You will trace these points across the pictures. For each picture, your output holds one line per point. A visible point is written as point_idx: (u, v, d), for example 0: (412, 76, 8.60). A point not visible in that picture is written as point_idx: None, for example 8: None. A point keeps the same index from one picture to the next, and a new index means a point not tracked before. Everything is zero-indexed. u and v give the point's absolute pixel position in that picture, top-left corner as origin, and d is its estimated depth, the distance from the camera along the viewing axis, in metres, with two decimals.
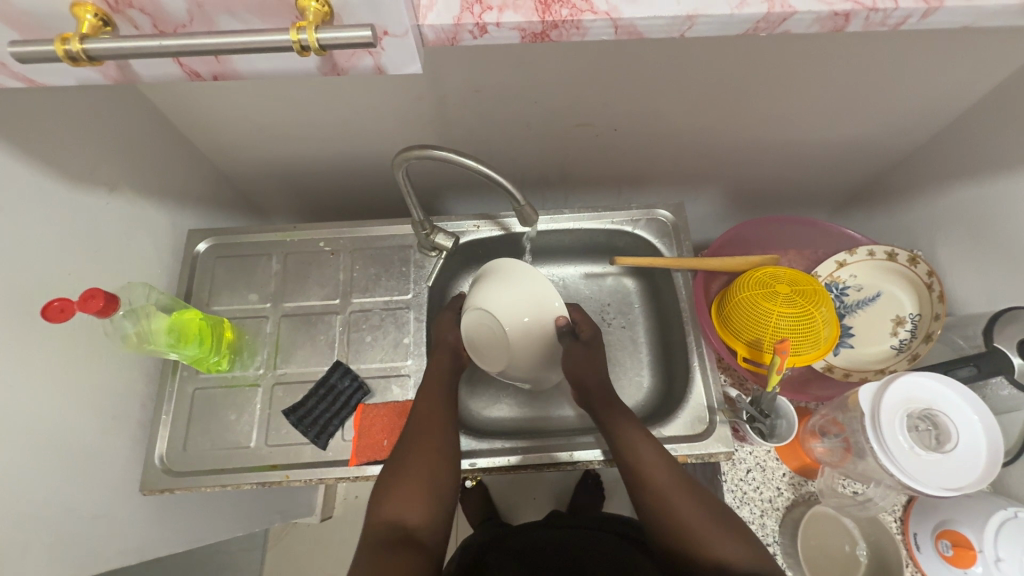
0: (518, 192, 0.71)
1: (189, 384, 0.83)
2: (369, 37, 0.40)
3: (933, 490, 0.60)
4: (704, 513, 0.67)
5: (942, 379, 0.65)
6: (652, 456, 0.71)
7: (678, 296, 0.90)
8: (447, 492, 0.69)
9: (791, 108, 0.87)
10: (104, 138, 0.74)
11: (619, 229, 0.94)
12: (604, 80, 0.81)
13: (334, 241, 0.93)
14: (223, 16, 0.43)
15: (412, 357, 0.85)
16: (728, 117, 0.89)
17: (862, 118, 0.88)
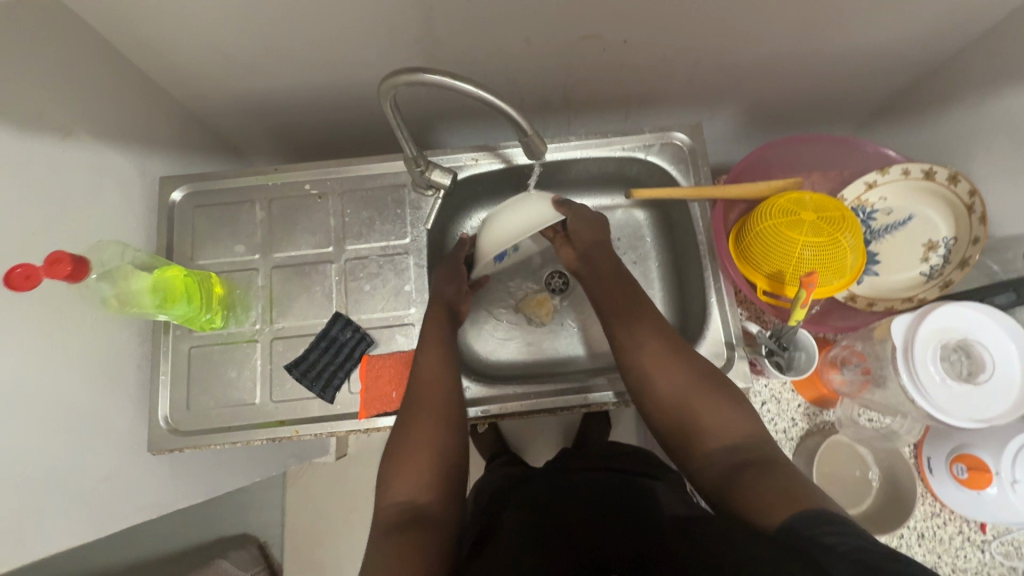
0: (525, 122, 0.63)
1: (184, 343, 0.79)
2: None
3: (961, 421, 0.59)
4: (705, 389, 0.66)
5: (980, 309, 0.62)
6: (635, 330, 0.72)
7: (695, 228, 0.85)
8: (454, 465, 0.67)
9: (829, 6, 0.76)
10: (45, 74, 0.64)
11: (631, 157, 0.86)
12: None
13: (319, 183, 0.85)
14: None
15: (415, 305, 0.81)
16: (755, 20, 0.78)
17: (908, 15, 0.78)
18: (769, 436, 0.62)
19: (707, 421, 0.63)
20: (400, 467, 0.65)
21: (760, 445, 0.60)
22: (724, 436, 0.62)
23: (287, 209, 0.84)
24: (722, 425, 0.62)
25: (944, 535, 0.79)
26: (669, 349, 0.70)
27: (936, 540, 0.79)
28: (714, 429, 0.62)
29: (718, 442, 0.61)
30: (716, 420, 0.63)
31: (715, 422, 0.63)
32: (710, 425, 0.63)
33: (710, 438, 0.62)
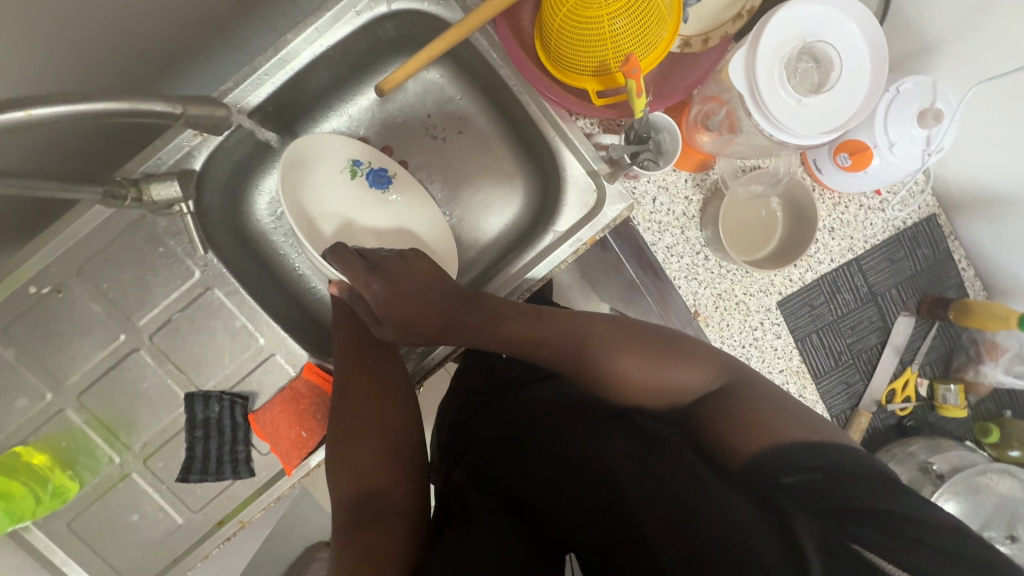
0: (162, 105, 0.50)
1: (57, 528, 0.65)
2: None
3: (818, 138, 0.52)
4: (652, 354, 0.58)
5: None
6: (554, 334, 0.62)
7: (490, 61, 0.70)
8: (410, 428, 0.63)
9: None
10: None
11: (376, 18, 0.66)
12: None
13: (42, 275, 0.62)
14: None
15: (262, 333, 0.67)
16: None
17: None
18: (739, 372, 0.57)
19: (671, 382, 0.56)
20: (348, 455, 0.60)
21: (725, 379, 0.56)
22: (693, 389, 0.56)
23: (34, 327, 0.63)
24: (689, 386, 0.56)
25: (847, 217, 0.82)
26: (590, 330, 0.61)
27: (844, 225, 0.82)
28: (675, 390, 0.56)
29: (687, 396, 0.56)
30: (679, 379, 0.56)
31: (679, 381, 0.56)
32: (674, 384, 0.56)
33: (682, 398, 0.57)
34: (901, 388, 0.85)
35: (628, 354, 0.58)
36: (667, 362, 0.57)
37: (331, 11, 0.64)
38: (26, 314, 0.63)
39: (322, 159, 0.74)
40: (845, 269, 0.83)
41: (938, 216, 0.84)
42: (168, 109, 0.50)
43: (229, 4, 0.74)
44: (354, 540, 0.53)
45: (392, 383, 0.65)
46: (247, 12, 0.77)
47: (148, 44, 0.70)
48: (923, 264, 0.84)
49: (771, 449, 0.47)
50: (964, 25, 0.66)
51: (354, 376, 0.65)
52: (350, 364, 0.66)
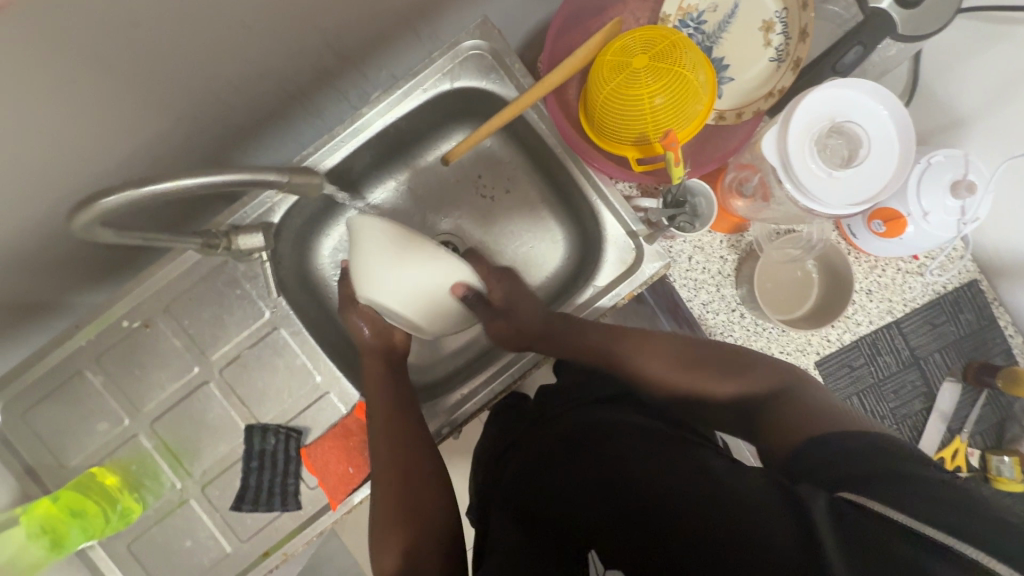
0: (272, 171, 0.56)
1: (119, 548, 0.70)
2: None
3: (844, 208, 0.56)
4: (694, 365, 0.61)
5: (843, 83, 0.57)
6: (596, 336, 0.68)
7: (540, 132, 0.77)
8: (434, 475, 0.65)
9: None
10: None
11: (438, 93, 0.74)
12: None
13: (136, 310, 0.70)
14: None
15: (318, 371, 0.72)
16: None
17: None
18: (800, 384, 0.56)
19: (717, 394, 0.59)
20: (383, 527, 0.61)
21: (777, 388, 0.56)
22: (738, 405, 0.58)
23: (122, 357, 0.70)
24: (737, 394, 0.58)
25: (885, 280, 0.83)
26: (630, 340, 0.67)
27: (882, 287, 0.83)
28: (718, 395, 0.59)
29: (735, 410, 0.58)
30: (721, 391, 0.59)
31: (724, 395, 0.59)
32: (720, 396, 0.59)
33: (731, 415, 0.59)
34: (950, 458, 0.82)
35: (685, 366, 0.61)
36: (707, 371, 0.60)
37: (402, 89, 0.73)
38: (118, 344, 0.70)
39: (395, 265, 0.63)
40: (884, 331, 0.83)
41: (980, 282, 0.83)
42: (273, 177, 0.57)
43: (310, 79, 0.85)
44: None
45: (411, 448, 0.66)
46: (324, 85, 0.88)
47: (241, 113, 0.81)
48: (967, 328, 0.83)
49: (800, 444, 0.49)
50: (992, 103, 0.70)
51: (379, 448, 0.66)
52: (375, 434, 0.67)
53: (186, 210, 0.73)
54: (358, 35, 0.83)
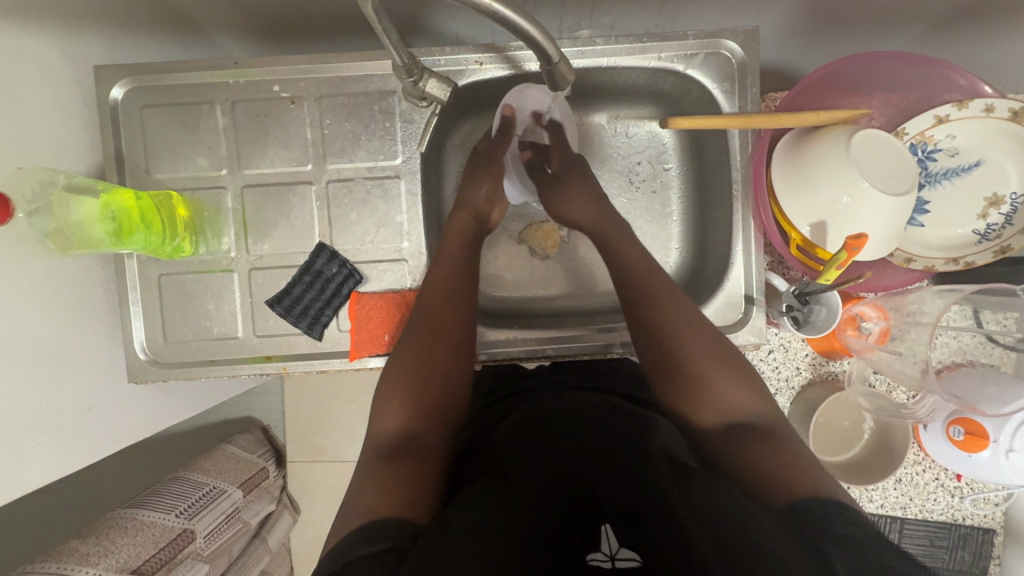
0: (553, 47, 0.49)
1: (150, 270, 0.71)
2: None
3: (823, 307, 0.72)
4: (715, 354, 0.61)
5: (859, 139, 0.64)
6: (669, 317, 0.64)
7: (730, 154, 0.74)
8: (419, 384, 0.62)
9: None
10: None
11: (666, 69, 0.72)
12: None
13: (291, 83, 0.70)
14: None
15: (407, 239, 0.72)
16: None
17: None
18: (776, 416, 0.58)
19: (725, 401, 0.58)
20: (387, 401, 0.61)
21: (761, 416, 0.57)
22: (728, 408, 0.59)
23: (255, 117, 0.71)
24: (726, 402, 0.59)
25: (918, 480, 0.81)
26: (663, 299, 0.65)
27: (911, 484, 0.81)
28: (720, 410, 0.58)
29: (717, 417, 0.58)
30: (714, 384, 0.60)
31: (729, 390, 0.59)
32: (703, 381, 0.60)
33: (710, 406, 0.59)
34: None
35: (693, 355, 0.61)
36: (723, 364, 0.60)
37: (640, 44, 0.71)
38: (260, 103, 0.70)
39: (731, 107, 0.71)
40: (888, 521, 0.82)
41: (996, 534, 0.81)
42: (543, 58, 0.51)
43: None
44: (372, 473, 0.54)
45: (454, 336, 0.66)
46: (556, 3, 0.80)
47: None
48: (957, 564, 0.82)
49: (793, 507, 0.47)
50: None
51: (421, 309, 0.67)
52: (438, 266, 0.69)
53: None
54: None
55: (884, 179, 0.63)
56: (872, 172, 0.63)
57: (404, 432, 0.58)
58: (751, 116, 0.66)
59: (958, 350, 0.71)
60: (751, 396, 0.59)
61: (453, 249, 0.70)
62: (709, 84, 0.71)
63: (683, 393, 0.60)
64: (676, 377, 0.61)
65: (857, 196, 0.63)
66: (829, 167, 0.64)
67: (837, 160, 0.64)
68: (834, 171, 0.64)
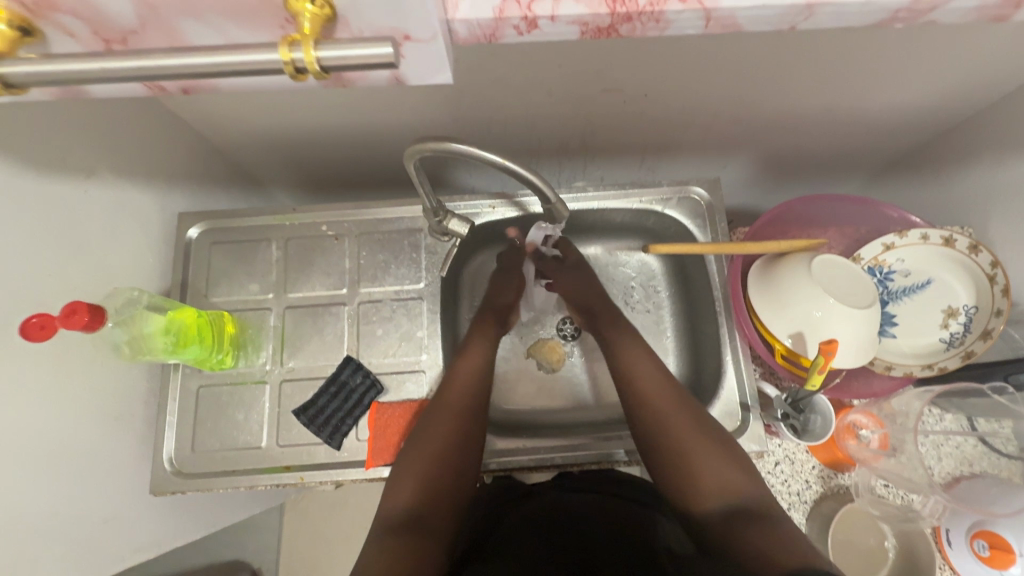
0: (551, 190, 0.62)
1: (191, 383, 0.78)
2: (392, 56, 0.34)
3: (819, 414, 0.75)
4: (712, 441, 0.65)
5: (818, 263, 0.75)
6: (668, 402, 0.69)
7: (710, 278, 0.85)
8: (431, 471, 0.65)
9: (834, 84, 0.78)
10: (90, 131, 0.67)
11: (648, 209, 0.86)
12: (629, 55, 0.71)
13: (336, 224, 0.85)
14: (190, 26, 0.37)
15: (426, 352, 0.80)
16: (765, 92, 0.80)
17: (915, 91, 0.79)
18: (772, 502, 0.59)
19: (722, 484, 0.61)
20: (396, 485, 0.64)
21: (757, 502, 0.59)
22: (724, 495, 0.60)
23: (303, 250, 0.84)
24: (726, 485, 0.61)
25: None
26: (659, 387, 0.70)
27: None
28: (721, 495, 0.60)
29: (717, 500, 0.60)
30: (712, 467, 0.62)
31: (726, 478, 0.61)
32: (702, 466, 0.63)
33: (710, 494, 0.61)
34: None
35: (691, 439, 0.65)
36: (720, 451, 0.64)
37: (624, 190, 0.86)
38: (308, 239, 0.84)
39: (705, 237, 0.84)
40: None
41: None
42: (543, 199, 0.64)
43: (550, 151, 0.94)
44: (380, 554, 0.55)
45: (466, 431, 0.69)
46: (555, 162, 0.98)
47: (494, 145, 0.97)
48: None
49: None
50: None
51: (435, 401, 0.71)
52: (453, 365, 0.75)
53: (546, 136, 0.90)
54: (606, 144, 0.93)
55: (846, 294, 0.72)
56: (835, 289, 0.73)
57: (415, 512, 0.61)
58: (722, 244, 0.78)
59: (962, 460, 0.73)
60: (748, 484, 0.61)
61: (473, 352, 0.77)
62: (685, 221, 0.85)
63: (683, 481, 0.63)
64: (673, 464, 0.65)
65: (828, 311, 0.71)
66: (796, 287, 0.74)
67: (801, 280, 0.73)
68: (802, 291, 0.73)
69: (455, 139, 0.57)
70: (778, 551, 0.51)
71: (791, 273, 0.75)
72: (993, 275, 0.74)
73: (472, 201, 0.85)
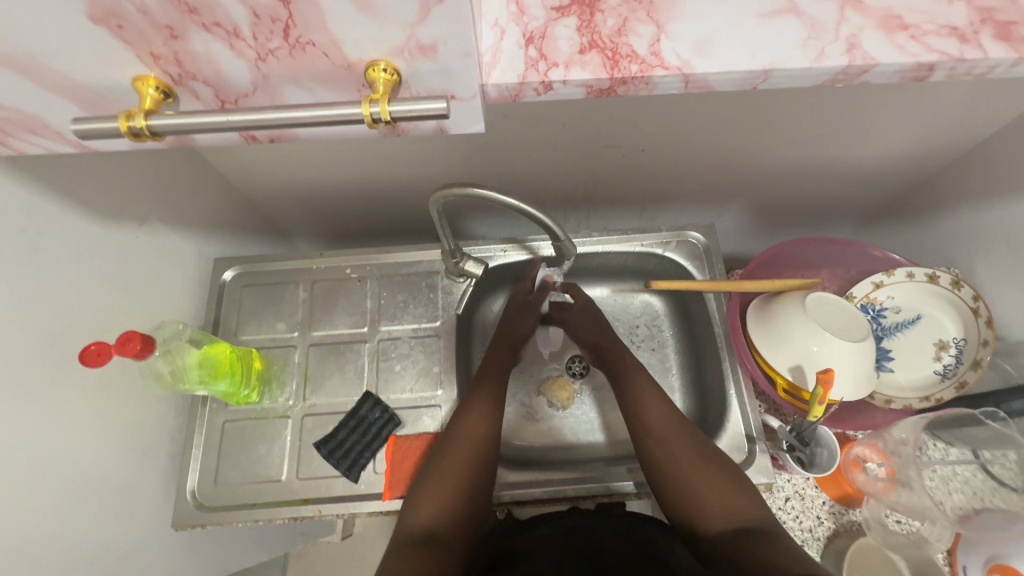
0: (560, 229, 0.69)
1: (217, 418, 0.82)
2: (444, 109, 0.42)
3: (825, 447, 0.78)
4: (714, 466, 0.68)
5: (812, 300, 0.80)
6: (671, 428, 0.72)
7: (711, 315, 0.90)
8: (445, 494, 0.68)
9: (812, 138, 0.86)
10: (146, 183, 0.76)
11: (649, 252, 0.92)
12: (624, 115, 0.80)
13: (359, 267, 0.91)
14: (289, 89, 0.45)
15: (442, 387, 0.83)
16: (750, 147, 0.89)
17: (885, 143, 0.87)
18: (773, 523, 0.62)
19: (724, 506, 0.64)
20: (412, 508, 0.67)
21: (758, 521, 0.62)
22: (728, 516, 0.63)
23: (328, 291, 0.90)
24: (729, 506, 0.64)
25: None
26: (662, 414, 0.74)
27: None
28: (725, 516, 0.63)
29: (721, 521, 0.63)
30: (714, 490, 0.65)
31: (728, 501, 0.64)
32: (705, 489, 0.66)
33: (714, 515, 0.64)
34: None
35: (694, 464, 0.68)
36: (721, 475, 0.67)
37: (626, 235, 0.93)
38: (333, 281, 0.90)
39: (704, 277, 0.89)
40: None
41: None
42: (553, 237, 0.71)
43: (557, 202, 1.02)
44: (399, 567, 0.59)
45: (481, 457, 0.72)
46: (561, 211, 1.06)
47: None
48: None
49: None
50: None
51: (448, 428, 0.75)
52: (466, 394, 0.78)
53: (553, 187, 0.98)
54: (608, 195, 1.02)
55: (840, 329, 0.77)
56: (830, 324, 0.77)
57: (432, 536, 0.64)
58: (720, 283, 0.84)
59: (973, 494, 0.72)
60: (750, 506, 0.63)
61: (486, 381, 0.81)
62: (685, 263, 0.91)
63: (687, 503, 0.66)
64: (677, 488, 0.67)
65: (824, 345, 0.75)
66: (792, 323, 0.78)
67: (796, 316, 0.78)
68: (798, 326, 0.78)
69: (475, 185, 0.65)
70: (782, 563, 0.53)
71: (786, 310, 0.80)
72: (978, 309, 0.78)
73: (485, 245, 0.91)
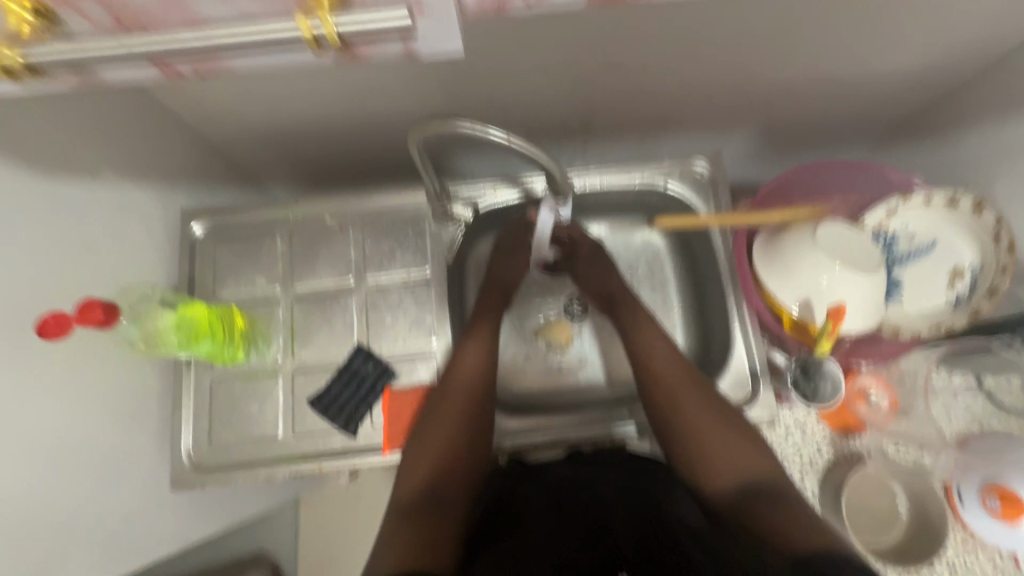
0: (555, 165, 0.63)
1: (204, 379, 0.79)
2: (408, 21, 0.37)
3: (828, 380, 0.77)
4: (725, 422, 0.66)
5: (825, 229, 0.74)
6: (682, 383, 0.69)
7: (715, 250, 0.85)
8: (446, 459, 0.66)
9: (829, 49, 0.78)
10: (89, 129, 0.68)
11: (650, 185, 0.86)
12: (622, 30, 0.71)
13: (339, 215, 0.85)
14: (207, 7, 0.37)
15: (436, 337, 0.80)
16: (760, 62, 0.80)
17: (909, 52, 0.79)
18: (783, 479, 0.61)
19: (735, 463, 0.62)
20: (410, 471, 0.65)
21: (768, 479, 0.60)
22: (737, 474, 0.62)
23: (309, 242, 0.84)
24: (739, 464, 0.62)
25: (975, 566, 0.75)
26: (672, 369, 0.71)
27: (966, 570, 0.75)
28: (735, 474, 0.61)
29: (730, 479, 0.61)
30: (725, 447, 0.63)
31: (739, 458, 0.62)
32: (716, 447, 0.64)
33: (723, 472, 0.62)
34: None
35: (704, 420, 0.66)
36: (733, 431, 0.65)
37: (625, 167, 0.86)
38: (312, 231, 0.84)
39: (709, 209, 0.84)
40: None
41: None
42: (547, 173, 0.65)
43: (550, 133, 0.94)
44: (399, 535, 0.57)
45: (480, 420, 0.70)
46: (554, 143, 0.98)
47: None
48: None
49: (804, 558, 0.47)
50: None
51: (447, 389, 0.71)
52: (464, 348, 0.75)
53: (545, 117, 0.90)
54: (605, 123, 0.93)
55: (853, 259, 0.72)
56: (842, 254, 0.73)
57: (433, 497, 0.62)
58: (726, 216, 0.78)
59: None
60: (761, 463, 0.62)
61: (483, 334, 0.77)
62: (688, 194, 0.85)
63: (696, 460, 0.64)
64: (686, 443, 0.66)
65: (835, 278, 0.72)
66: (803, 255, 0.74)
67: (807, 248, 0.73)
68: (809, 259, 0.73)
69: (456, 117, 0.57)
70: (797, 528, 0.52)
71: (796, 241, 0.75)
72: (998, 233, 0.74)
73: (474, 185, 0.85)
